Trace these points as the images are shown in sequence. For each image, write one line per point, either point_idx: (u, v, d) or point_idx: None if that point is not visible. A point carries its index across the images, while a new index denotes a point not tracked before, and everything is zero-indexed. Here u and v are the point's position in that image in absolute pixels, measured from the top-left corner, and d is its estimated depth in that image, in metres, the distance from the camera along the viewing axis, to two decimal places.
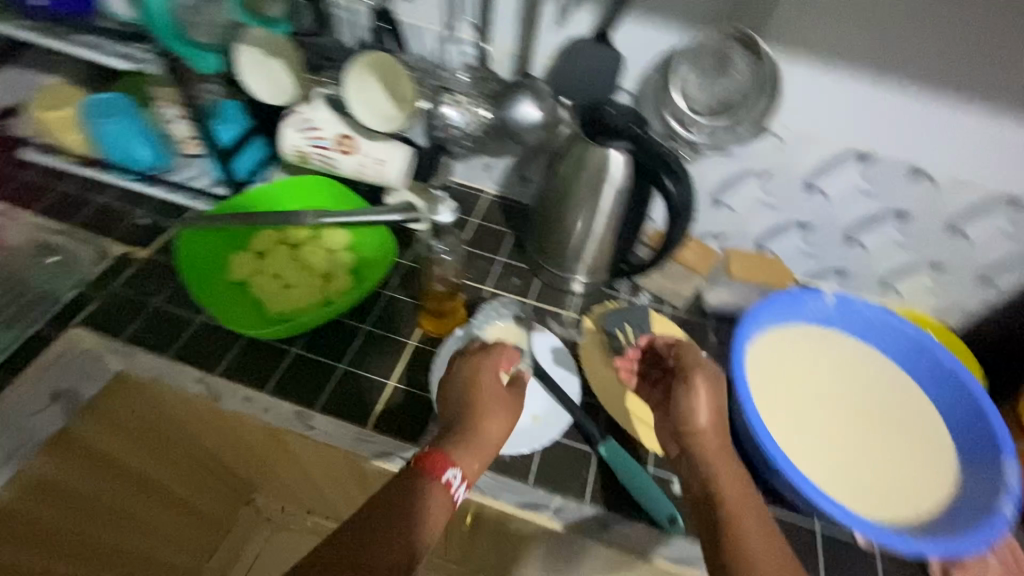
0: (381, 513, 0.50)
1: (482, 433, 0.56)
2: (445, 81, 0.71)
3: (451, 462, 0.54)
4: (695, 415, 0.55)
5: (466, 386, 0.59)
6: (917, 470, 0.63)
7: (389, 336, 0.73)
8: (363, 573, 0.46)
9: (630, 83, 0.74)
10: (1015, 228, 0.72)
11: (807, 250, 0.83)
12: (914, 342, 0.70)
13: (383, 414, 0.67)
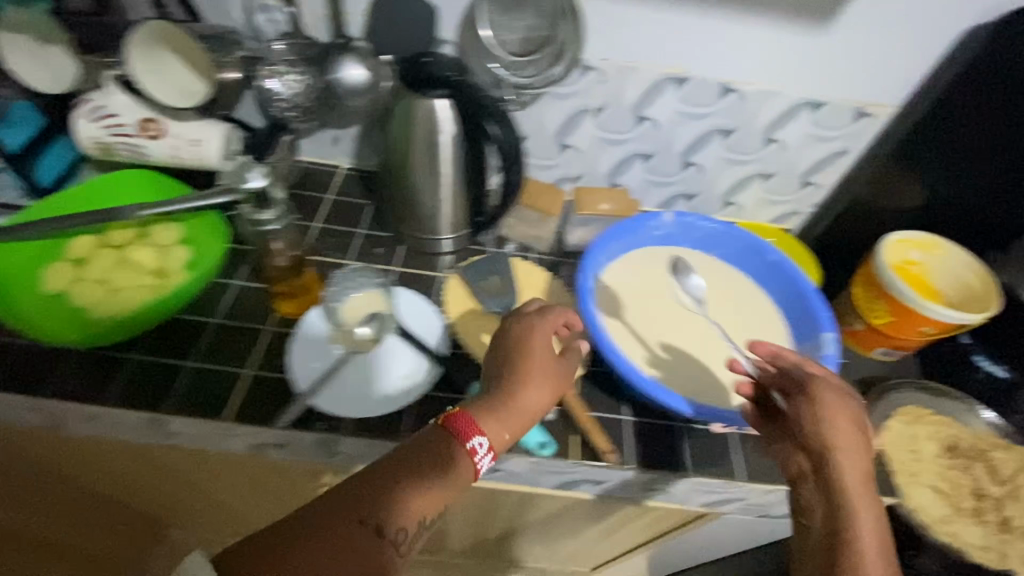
0: (396, 472, 0.50)
1: (529, 392, 0.56)
2: (256, 52, 0.68)
3: (477, 429, 0.54)
4: (824, 430, 0.53)
5: (519, 342, 0.59)
6: (758, 353, 0.70)
7: (240, 326, 0.69)
8: (371, 523, 0.48)
9: (450, 33, 0.73)
10: (806, 137, 0.81)
11: (655, 178, 0.89)
12: (746, 243, 0.76)
13: (244, 403, 0.64)
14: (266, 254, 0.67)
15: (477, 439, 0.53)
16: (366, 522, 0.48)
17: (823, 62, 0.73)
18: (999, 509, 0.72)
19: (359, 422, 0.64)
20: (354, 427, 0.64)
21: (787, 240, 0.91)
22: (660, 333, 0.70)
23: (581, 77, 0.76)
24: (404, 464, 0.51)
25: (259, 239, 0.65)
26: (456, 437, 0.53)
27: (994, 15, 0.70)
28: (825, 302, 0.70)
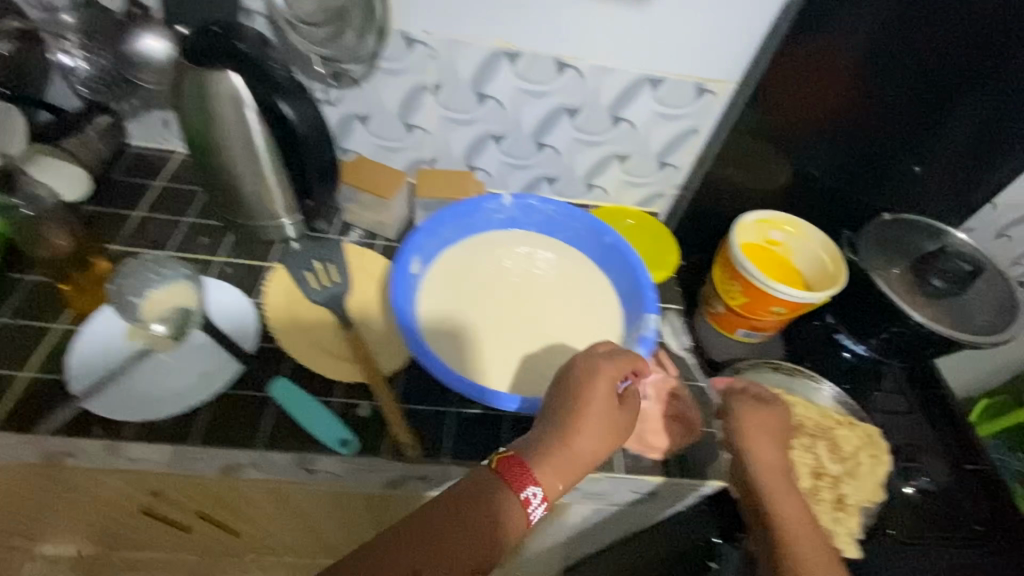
0: (468, 521, 0.48)
1: (575, 438, 0.53)
2: (47, 27, 0.66)
3: (532, 477, 0.51)
4: (763, 452, 0.65)
5: (577, 385, 0.55)
6: (585, 340, 0.67)
7: (21, 326, 0.64)
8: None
9: (256, 3, 0.68)
10: (653, 117, 0.79)
11: (513, 161, 0.86)
12: (586, 224, 0.74)
13: (10, 412, 0.58)
14: (35, 241, 0.65)
15: (533, 489, 0.50)
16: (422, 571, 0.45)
17: (658, 35, 0.70)
18: (835, 487, 0.72)
19: (145, 424, 0.59)
20: (137, 430, 0.59)
21: (646, 223, 0.90)
22: (485, 321, 0.66)
23: (410, 51, 0.71)
24: (463, 514, 0.48)
25: (21, 229, 0.64)
26: (507, 484, 0.50)
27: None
28: (652, 285, 0.68)
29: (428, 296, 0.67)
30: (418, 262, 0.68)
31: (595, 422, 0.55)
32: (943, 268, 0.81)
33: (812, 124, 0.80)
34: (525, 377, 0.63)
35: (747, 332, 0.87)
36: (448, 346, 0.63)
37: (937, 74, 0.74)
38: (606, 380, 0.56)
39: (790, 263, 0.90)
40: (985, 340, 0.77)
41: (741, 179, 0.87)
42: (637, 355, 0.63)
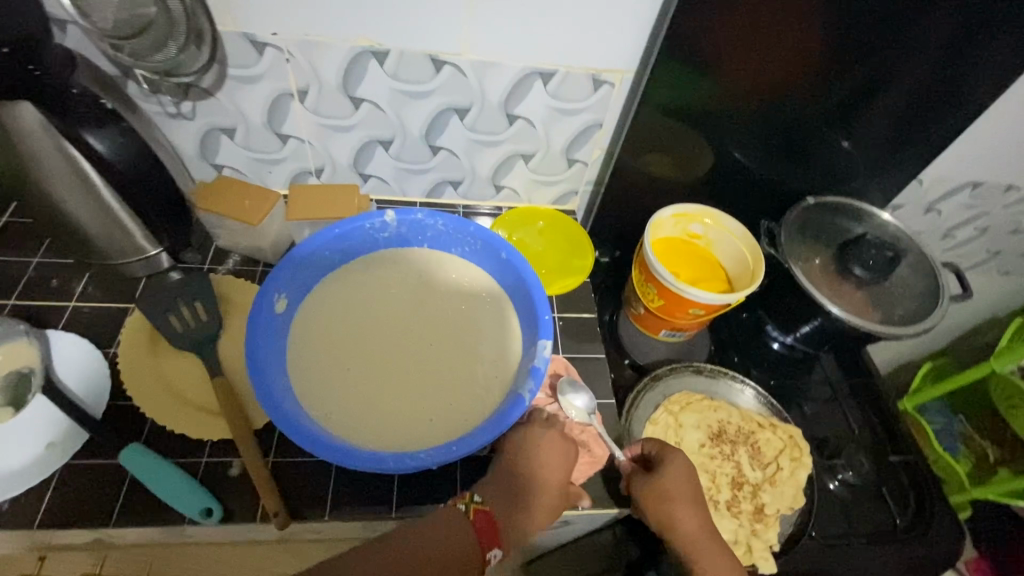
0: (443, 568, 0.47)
1: (545, 482, 0.55)
2: None
3: (498, 538, 0.51)
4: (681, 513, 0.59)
5: (532, 451, 0.57)
6: (477, 376, 0.60)
7: None
8: None
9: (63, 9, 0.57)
10: (549, 112, 0.72)
11: (407, 166, 0.79)
12: (479, 237, 0.67)
13: None
14: None
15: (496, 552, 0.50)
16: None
17: (541, 25, 0.63)
18: (754, 496, 0.70)
19: None
20: None
21: (558, 223, 0.85)
22: (364, 364, 0.60)
23: (262, 56, 0.63)
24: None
25: None
26: (477, 532, 0.50)
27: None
28: (549, 306, 0.61)
29: (298, 336, 0.60)
30: (287, 297, 0.61)
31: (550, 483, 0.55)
32: (865, 259, 0.77)
33: (723, 110, 0.74)
34: (404, 426, 0.56)
35: (669, 333, 0.83)
36: (317, 396, 0.57)
37: (848, 51, 0.69)
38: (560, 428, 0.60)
39: (711, 256, 0.86)
40: (904, 331, 0.74)
41: (656, 171, 0.82)
42: (528, 391, 0.56)
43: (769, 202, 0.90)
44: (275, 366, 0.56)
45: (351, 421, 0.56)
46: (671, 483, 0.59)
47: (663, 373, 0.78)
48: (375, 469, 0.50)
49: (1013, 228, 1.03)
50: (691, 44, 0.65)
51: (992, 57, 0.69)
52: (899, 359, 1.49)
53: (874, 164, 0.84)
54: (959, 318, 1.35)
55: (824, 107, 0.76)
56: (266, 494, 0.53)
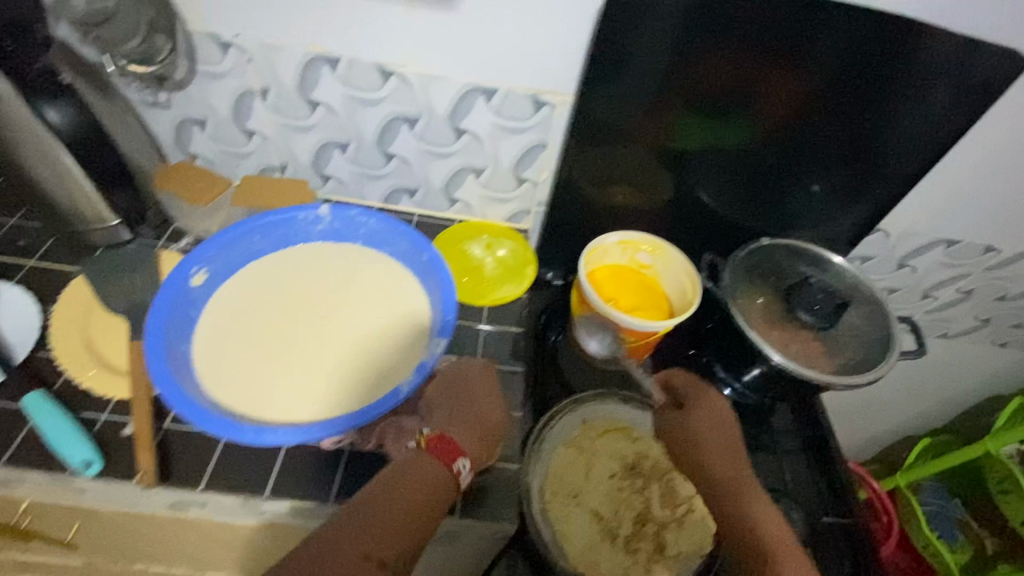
0: (420, 506, 0.52)
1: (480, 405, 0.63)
2: None
3: (458, 453, 0.57)
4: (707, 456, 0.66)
5: (463, 385, 0.65)
6: (373, 366, 0.62)
7: None
8: (373, 558, 0.49)
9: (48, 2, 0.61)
10: (493, 127, 0.75)
11: (363, 170, 0.83)
12: (407, 237, 0.70)
13: None
14: None
15: (462, 461, 0.56)
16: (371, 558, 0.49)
17: (480, 44, 0.66)
18: (657, 535, 0.66)
19: None
20: None
21: (507, 242, 0.87)
22: (267, 346, 0.62)
23: (225, 55, 0.69)
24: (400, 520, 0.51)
25: None
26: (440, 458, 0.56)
27: None
28: (455, 309, 0.63)
29: (211, 306, 0.63)
30: (208, 272, 0.64)
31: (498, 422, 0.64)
32: (809, 302, 0.76)
33: (667, 141, 0.75)
34: (284, 406, 0.58)
35: (603, 360, 0.81)
36: (215, 363, 0.59)
37: (790, 91, 0.70)
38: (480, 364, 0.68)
39: (658, 287, 0.85)
40: (843, 381, 0.71)
41: (603, 197, 0.83)
42: (406, 385, 0.56)
43: (724, 239, 0.89)
44: (179, 331, 0.60)
45: (237, 392, 0.58)
46: (699, 424, 0.68)
47: (588, 398, 0.76)
48: (231, 438, 0.53)
49: (999, 295, 0.98)
50: (626, 72, 0.67)
51: (931, 105, 0.70)
52: (896, 431, 1.39)
53: (832, 208, 0.84)
54: (956, 390, 1.26)
55: (773, 146, 0.76)
56: (142, 451, 0.56)
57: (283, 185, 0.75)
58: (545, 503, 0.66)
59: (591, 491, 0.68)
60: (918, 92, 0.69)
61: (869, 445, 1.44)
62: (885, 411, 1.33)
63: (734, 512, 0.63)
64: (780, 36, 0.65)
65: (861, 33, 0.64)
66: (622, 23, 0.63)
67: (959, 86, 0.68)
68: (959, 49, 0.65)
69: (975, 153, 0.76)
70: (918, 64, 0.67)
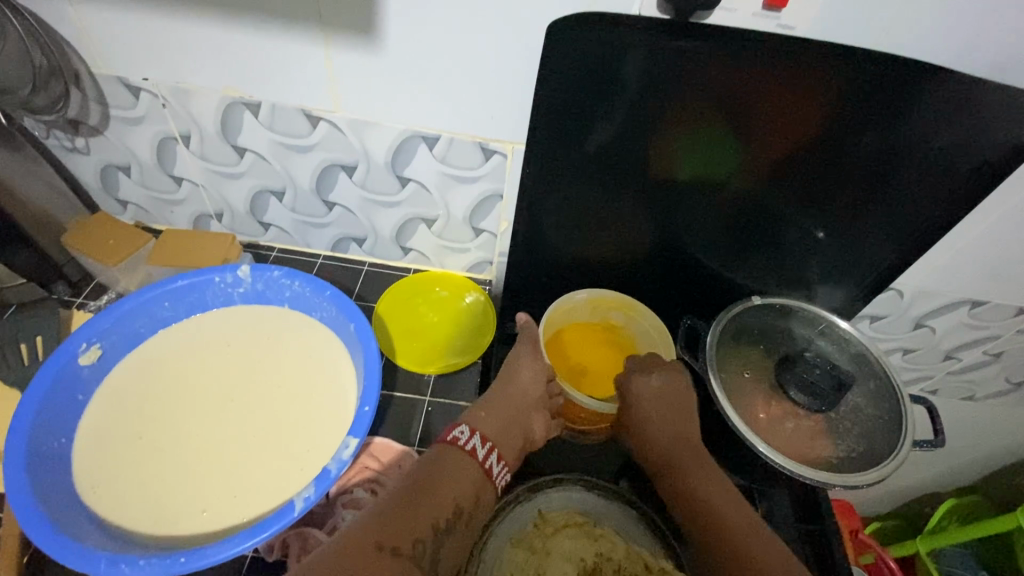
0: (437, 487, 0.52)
1: (513, 381, 0.63)
2: None
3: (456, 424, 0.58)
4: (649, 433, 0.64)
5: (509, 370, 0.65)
6: (279, 464, 0.53)
7: None
8: (385, 547, 0.46)
9: None
10: (439, 177, 0.67)
11: (304, 219, 0.75)
12: (334, 303, 0.61)
13: None
14: None
15: (459, 427, 0.57)
16: (384, 546, 0.46)
17: (416, 89, 0.58)
18: None
19: None
20: None
21: (461, 292, 0.79)
22: (162, 442, 0.54)
23: (138, 100, 0.62)
24: (420, 508, 0.50)
25: None
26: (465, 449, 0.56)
27: (609, 24, 0.51)
28: (375, 398, 0.53)
29: (105, 390, 0.56)
30: (103, 347, 0.57)
31: (525, 398, 0.63)
32: (803, 379, 0.66)
33: (639, 194, 0.66)
34: (168, 518, 0.50)
35: (569, 433, 0.71)
36: (97, 462, 0.52)
37: (778, 138, 0.60)
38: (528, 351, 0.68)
39: (633, 349, 0.75)
40: (841, 480, 0.59)
41: (570, 253, 0.73)
42: (302, 499, 0.47)
43: (711, 295, 0.79)
44: (57, 422, 0.52)
45: (117, 499, 0.50)
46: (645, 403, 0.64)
47: (544, 483, 0.66)
48: (81, 570, 0.42)
49: None
50: (583, 120, 0.58)
51: (946, 157, 0.60)
52: (920, 490, 1.25)
53: (835, 264, 0.73)
54: (987, 452, 1.13)
55: (763, 198, 0.66)
56: (2, 555, 0.49)
57: (208, 241, 0.70)
58: None
59: None
60: (932, 142, 0.59)
61: (889, 503, 1.30)
62: (906, 470, 1.19)
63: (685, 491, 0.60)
64: (763, 82, 0.55)
65: (861, 78, 0.55)
66: (573, 68, 0.54)
67: (980, 135, 0.57)
68: (979, 96, 0.54)
69: (1004, 208, 0.65)
70: (929, 110, 0.56)
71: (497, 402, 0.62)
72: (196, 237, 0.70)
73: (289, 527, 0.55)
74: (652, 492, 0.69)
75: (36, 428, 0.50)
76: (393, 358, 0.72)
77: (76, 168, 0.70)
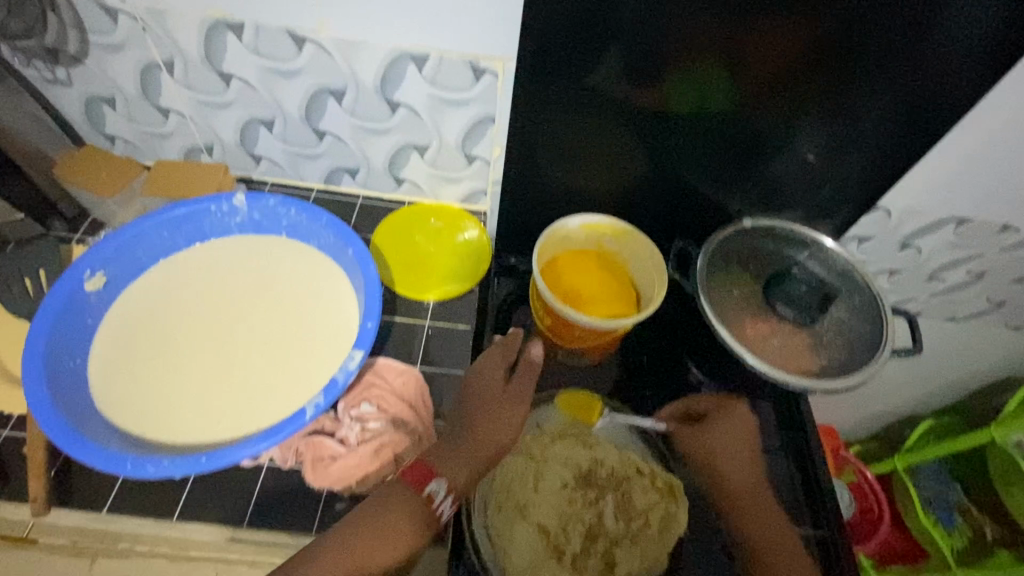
0: (390, 537, 0.53)
1: (488, 419, 0.60)
2: None
3: (432, 475, 0.56)
4: (726, 476, 0.69)
5: (484, 400, 0.62)
6: (289, 377, 0.56)
7: None
8: None
9: None
10: (430, 99, 0.66)
11: (295, 150, 0.74)
12: (331, 228, 0.62)
13: None
14: None
15: (431, 487, 0.55)
16: None
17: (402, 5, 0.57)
18: (607, 552, 0.60)
19: None
20: None
21: (456, 223, 0.79)
22: (174, 362, 0.56)
23: (117, 23, 0.60)
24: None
25: None
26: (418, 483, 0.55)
27: None
28: (376, 314, 0.55)
29: (112, 316, 0.58)
30: (107, 275, 0.58)
31: (501, 438, 0.60)
32: (789, 295, 0.68)
33: (631, 116, 0.65)
34: (187, 429, 0.52)
35: (566, 355, 0.74)
36: (112, 382, 0.54)
37: (775, 54, 0.59)
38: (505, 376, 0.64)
39: (626, 273, 0.77)
40: (819, 385, 0.63)
41: (562, 181, 0.73)
42: (313, 407, 0.50)
43: (702, 219, 0.80)
44: (69, 346, 0.54)
45: (135, 415, 0.53)
46: (722, 458, 0.70)
47: (539, 400, 0.70)
48: (110, 471, 0.45)
49: (1016, 277, 0.88)
50: (573, 37, 0.57)
51: (943, 71, 0.59)
52: (900, 413, 1.30)
53: (826, 183, 0.74)
54: (966, 373, 1.17)
55: (756, 120, 0.66)
56: (32, 466, 0.54)
57: (200, 170, 0.70)
58: (487, 519, 0.60)
59: (538, 504, 0.62)
60: (930, 56, 0.58)
61: (872, 427, 1.36)
62: (889, 395, 1.24)
63: (750, 521, 0.66)
64: None
65: None
66: None
67: (979, 45, 0.56)
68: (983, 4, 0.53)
69: (995, 121, 0.65)
70: (932, 21, 0.55)
71: (475, 438, 0.59)
72: (189, 167, 0.71)
73: (301, 438, 0.59)
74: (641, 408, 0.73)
75: (49, 348, 0.52)
76: (392, 288, 0.74)
77: (58, 101, 0.68)
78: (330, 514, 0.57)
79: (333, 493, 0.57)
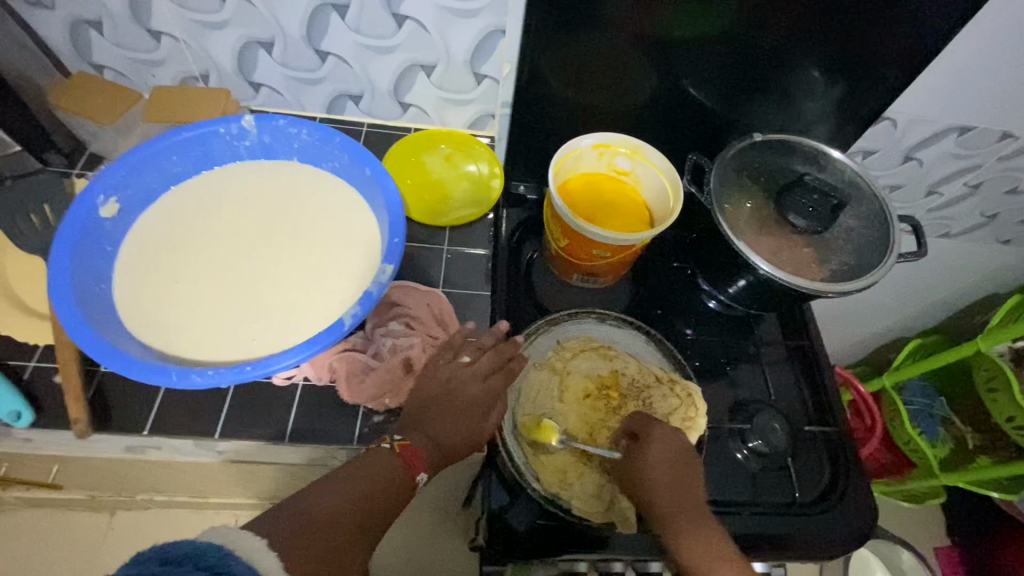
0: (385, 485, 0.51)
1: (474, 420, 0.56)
2: None
3: (420, 464, 0.53)
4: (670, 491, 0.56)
5: (467, 401, 0.56)
6: (317, 295, 0.56)
7: None
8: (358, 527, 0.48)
9: None
10: (437, 11, 0.63)
11: (295, 75, 0.72)
12: (345, 148, 0.61)
13: None
14: None
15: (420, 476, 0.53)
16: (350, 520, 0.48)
17: None
18: None
19: None
20: None
21: (465, 145, 0.78)
22: (199, 286, 0.56)
23: None
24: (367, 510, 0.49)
25: None
26: (410, 468, 0.52)
27: None
28: (402, 230, 0.55)
29: (130, 243, 0.58)
30: (120, 202, 0.57)
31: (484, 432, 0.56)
32: (802, 204, 0.69)
33: (642, 30, 0.64)
34: (222, 348, 0.53)
35: (581, 278, 0.74)
36: (140, 306, 0.54)
37: None
38: (495, 382, 0.58)
39: (637, 197, 0.77)
40: (832, 287, 0.64)
41: (570, 105, 0.72)
42: (349, 317, 0.50)
43: (709, 137, 0.80)
44: (92, 271, 0.53)
45: (166, 337, 0.53)
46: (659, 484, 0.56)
47: (561, 318, 0.71)
48: (155, 382, 0.46)
49: (1010, 188, 0.91)
50: None
51: None
52: (890, 335, 1.35)
53: (836, 96, 0.73)
54: (955, 294, 1.21)
55: (769, 28, 0.65)
56: (69, 392, 0.54)
57: (201, 97, 0.69)
58: (518, 425, 0.63)
59: (564, 413, 0.64)
60: None
61: (861, 350, 1.42)
62: (879, 317, 1.29)
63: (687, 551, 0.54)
64: None
65: None
66: None
67: None
68: None
69: (1005, 24, 0.64)
70: None
71: (458, 434, 0.55)
72: (189, 94, 0.69)
73: (332, 356, 0.60)
74: (653, 324, 0.76)
75: (75, 271, 0.51)
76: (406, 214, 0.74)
77: (41, 26, 0.65)
78: (369, 426, 0.59)
79: (368, 408, 0.59)
